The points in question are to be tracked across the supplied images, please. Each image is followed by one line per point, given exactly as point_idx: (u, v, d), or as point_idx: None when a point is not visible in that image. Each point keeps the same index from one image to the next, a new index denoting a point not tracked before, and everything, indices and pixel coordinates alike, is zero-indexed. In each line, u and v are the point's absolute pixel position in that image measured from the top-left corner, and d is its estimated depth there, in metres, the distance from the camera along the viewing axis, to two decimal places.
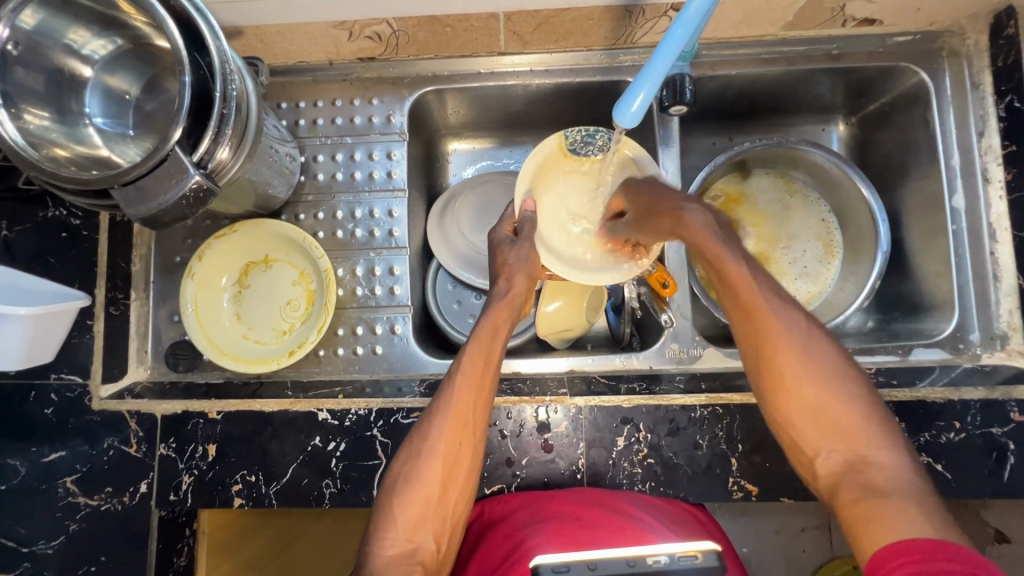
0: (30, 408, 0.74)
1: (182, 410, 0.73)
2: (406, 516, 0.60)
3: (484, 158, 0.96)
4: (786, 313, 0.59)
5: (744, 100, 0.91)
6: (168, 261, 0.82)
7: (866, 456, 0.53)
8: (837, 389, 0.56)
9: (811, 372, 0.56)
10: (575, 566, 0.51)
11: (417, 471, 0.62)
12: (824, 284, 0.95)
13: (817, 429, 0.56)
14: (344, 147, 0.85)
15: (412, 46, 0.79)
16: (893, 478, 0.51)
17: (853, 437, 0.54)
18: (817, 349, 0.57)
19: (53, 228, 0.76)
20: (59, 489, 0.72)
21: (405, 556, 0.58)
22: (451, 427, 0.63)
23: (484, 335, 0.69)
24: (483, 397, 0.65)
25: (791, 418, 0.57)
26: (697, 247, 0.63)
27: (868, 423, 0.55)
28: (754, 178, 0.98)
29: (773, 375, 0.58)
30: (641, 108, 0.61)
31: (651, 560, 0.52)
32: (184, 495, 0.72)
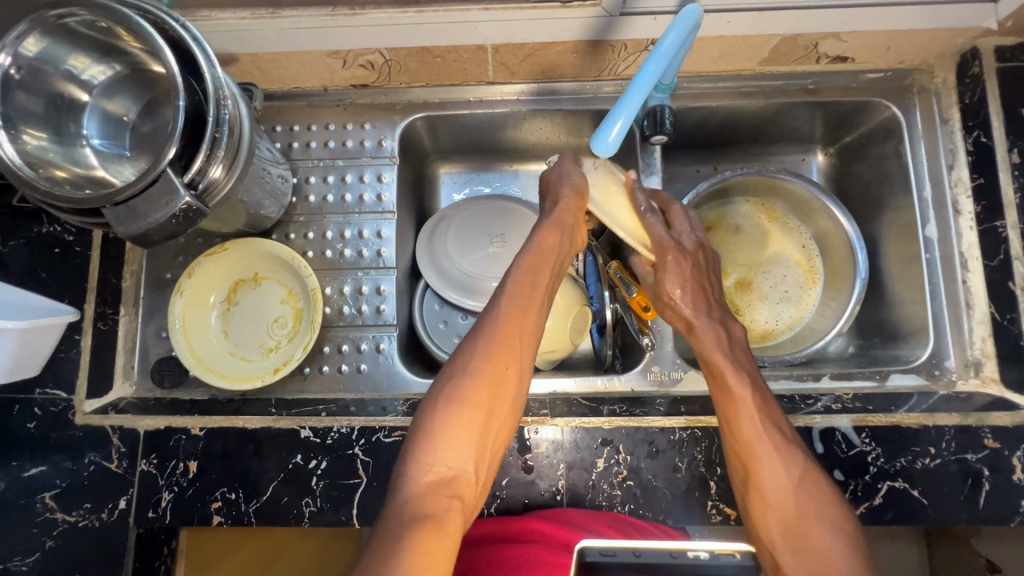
0: (14, 422, 0.74)
1: (165, 426, 0.73)
2: (448, 441, 0.59)
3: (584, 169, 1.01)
4: (789, 450, 0.62)
5: (725, 130, 0.94)
6: (158, 277, 0.83)
7: (835, 568, 0.56)
8: (828, 527, 0.58)
9: (809, 520, 0.59)
10: (622, 552, 0.58)
11: (460, 390, 0.61)
12: (806, 309, 0.97)
13: (791, 538, 0.59)
14: (336, 170, 0.87)
15: (403, 75, 0.82)
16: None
17: (825, 550, 0.57)
18: (816, 498, 0.60)
19: (46, 244, 0.78)
20: (37, 504, 0.72)
21: (441, 485, 0.58)
22: (499, 344, 0.64)
23: (531, 257, 0.71)
24: (531, 314, 0.68)
25: (765, 520, 0.60)
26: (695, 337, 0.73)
27: (838, 531, 0.58)
28: (736, 204, 1.01)
29: (751, 472, 0.62)
30: (619, 137, 0.64)
31: (693, 555, 0.58)
32: (163, 512, 0.72)
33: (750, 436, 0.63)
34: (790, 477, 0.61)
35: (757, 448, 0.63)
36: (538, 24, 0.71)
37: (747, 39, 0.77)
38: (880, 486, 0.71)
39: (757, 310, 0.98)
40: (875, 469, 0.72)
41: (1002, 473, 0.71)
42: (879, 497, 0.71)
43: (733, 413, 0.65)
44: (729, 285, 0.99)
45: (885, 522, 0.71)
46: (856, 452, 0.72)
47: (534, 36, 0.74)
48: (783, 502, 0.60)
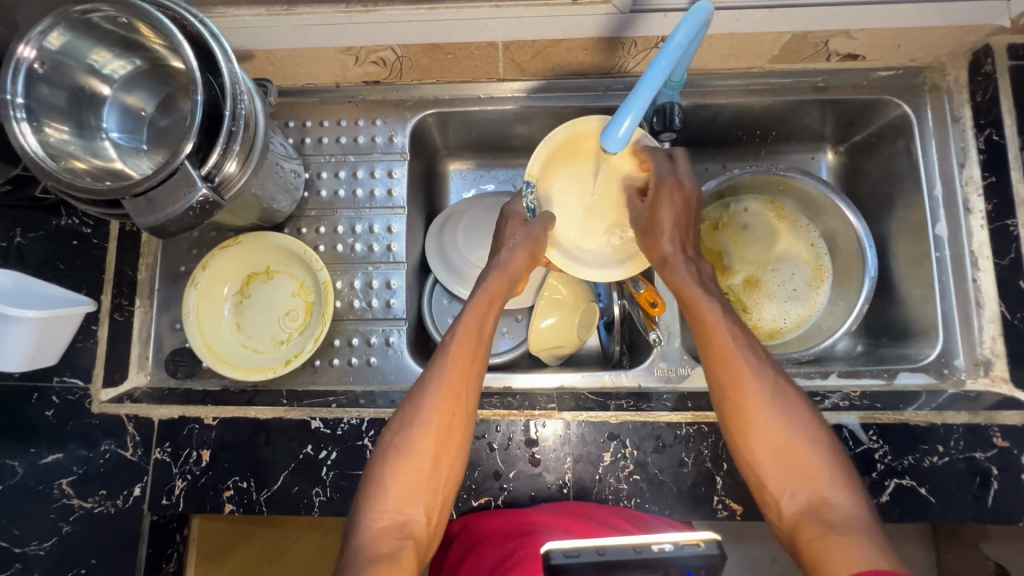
0: (32, 409, 0.75)
1: (179, 415, 0.75)
2: (398, 489, 0.62)
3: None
4: (761, 365, 0.66)
5: (735, 127, 0.95)
6: (173, 270, 0.84)
7: (824, 497, 0.59)
8: (802, 437, 0.63)
9: (784, 432, 0.63)
10: (585, 552, 0.56)
11: (408, 440, 0.63)
12: (813, 307, 0.98)
13: (783, 473, 0.62)
14: (348, 165, 0.88)
15: (415, 71, 0.83)
16: (846, 513, 0.58)
17: (812, 480, 0.61)
18: (789, 410, 0.64)
19: (65, 236, 0.79)
20: (55, 490, 0.74)
21: (393, 530, 0.60)
22: (444, 395, 0.65)
23: (479, 304, 0.71)
24: (478, 364, 0.68)
25: (757, 460, 0.63)
26: (679, 292, 0.72)
27: (825, 462, 0.61)
28: (745, 203, 1.02)
29: (739, 416, 0.65)
30: (628, 134, 0.64)
31: (656, 548, 0.55)
32: (177, 499, 0.73)
33: (743, 378, 0.65)
34: (764, 393, 0.64)
35: (746, 392, 0.65)
36: (549, 22, 0.72)
37: (757, 37, 0.77)
38: (887, 484, 0.71)
39: (764, 308, 0.99)
40: (882, 466, 0.71)
41: (1011, 472, 0.70)
42: (886, 494, 0.71)
43: (710, 338, 0.68)
44: (737, 283, 1.00)
45: (891, 519, 0.70)
46: (863, 450, 0.72)
47: (545, 33, 0.74)
48: (760, 419, 0.63)
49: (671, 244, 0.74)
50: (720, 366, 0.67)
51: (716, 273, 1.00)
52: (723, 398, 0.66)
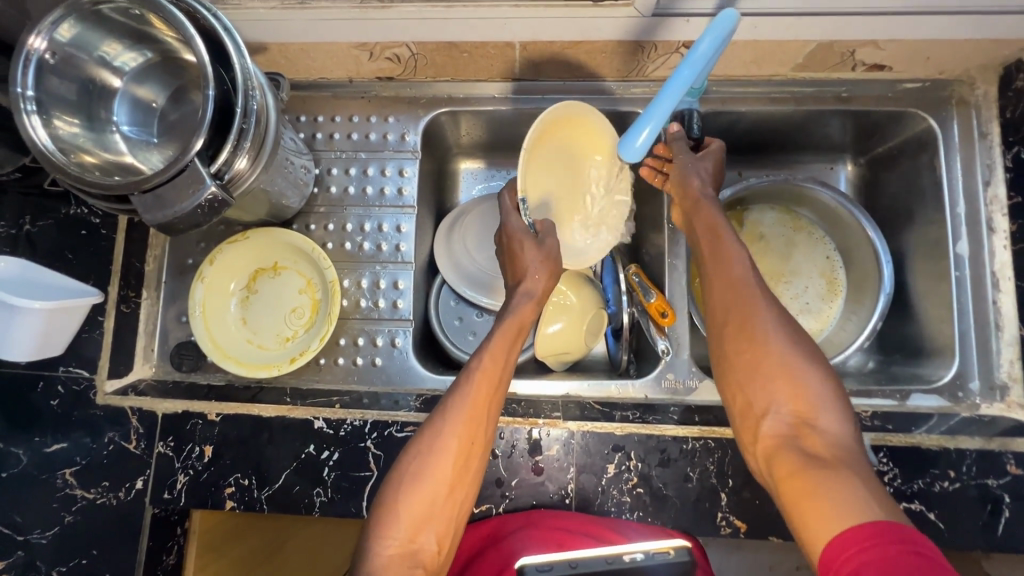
0: (38, 398, 0.75)
1: (182, 410, 0.74)
2: (410, 517, 0.60)
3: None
4: (771, 305, 0.63)
5: (754, 135, 0.93)
6: (181, 262, 0.84)
7: (812, 422, 0.57)
8: (803, 369, 0.59)
9: (790, 369, 0.59)
10: None
11: (426, 467, 0.62)
12: (826, 321, 0.97)
13: (773, 394, 0.59)
14: (358, 162, 0.87)
15: (429, 69, 0.82)
16: (833, 442, 0.55)
17: (807, 406, 0.58)
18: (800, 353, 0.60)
19: (73, 225, 0.79)
20: (58, 480, 0.74)
21: (404, 558, 0.58)
22: (465, 425, 0.63)
23: (503, 335, 0.70)
24: (498, 395, 0.66)
25: (749, 381, 0.61)
26: (706, 229, 0.72)
27: (829, 397, 0.58)
28: (760, 212, 1.01)
29: (743, 338, 0.63)
30: (646, 143, 0.65)
31: None
32: (178, 493, 0.73)
33: (752, 304, 0.63)
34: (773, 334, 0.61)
35: (752, 316, 0.63)
36: (568, 23, 0.70)
37: (782, 45, 0.75)
38: None
39: None
40: (891, 489, 0.70)
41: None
42: None
43: (722, 264, 0.68)
44: None
45: None
46: (873, 472, 0.70)
47: (564, 35, 0.73)
48: (762, 353, 0.61)
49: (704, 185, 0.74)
50: (727, 280, 0.66)
51: None
52: (727, 324, 0.64)
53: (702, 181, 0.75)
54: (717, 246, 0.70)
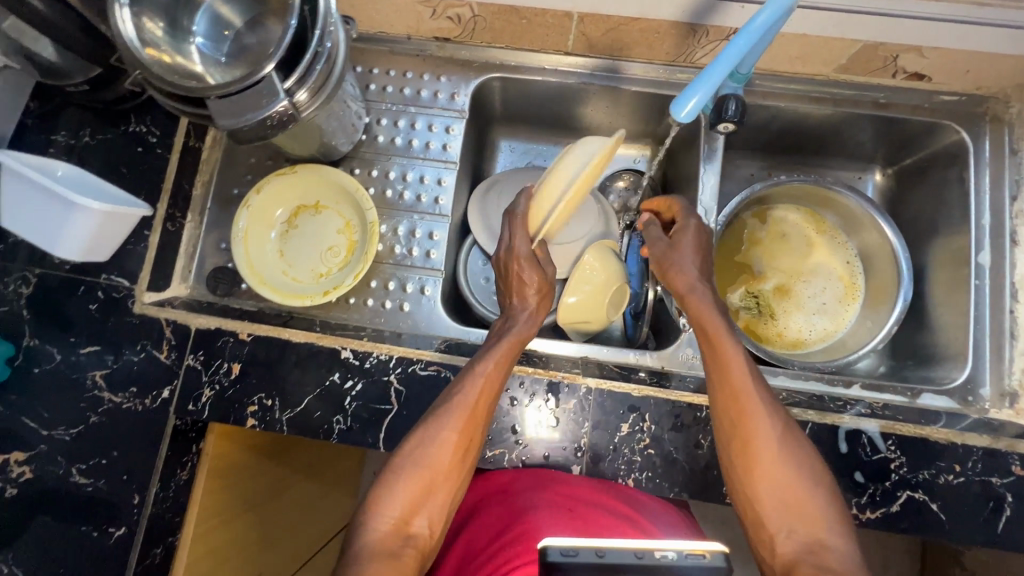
0: (77, 300, 0.78)
1: (215, 326, 0.77)
2: (407, 496, 0.63)
3: (644, 159, 1.03)
4: (769, 402, 0.66)
5: (788, 134, 0.96)
6: (227, 192, 0.88)
7: (822, 539, 0.59)
8: (803, 480, 0.62)
9: (786, 471, 0.63)
10: (584, 552, 0.47)
11: (427, 453, 0.65)
12: (841, 324, 0.99)
13: (785, 512, 0.61)
14: (407, 116, 0.90)
15: (487, 33, 0.86)
16: (845, 561, 0.58)
17: (815, 523, 0.60)
18: (793, 454, 0.64)
19: (131, 142, 0.82)
20: (88, 381, 0.76)
21: (394, 537, 0.61)
22: (460, 422, 0.66)
23: (494, 372, 0.69)
24: (486, 410, 0.68)
25: (756, 489, 0.63)
26: (701, 324, 0.71)
27: (829, 510, 0.61)
28: (786, 213, 1.04)
29: (747, 450, 0.64)
30: (695, 109, 0.65)
31: (659, 554, 0.47)
32: (202, 406, 0.75)
33: (754, 418, 0.64)
34: (774, 438, 0.64)
35: (757, 429, 0.64)
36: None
37: (828, 43, 0.79)
38: (899, 494, 0.71)
39: (791, 318, 1.00)
40: (896, 477, 0.71)
41: None
42: (897, 505, 0.70)
43: (722, 368, 0.67)
44: (768, 288, 1.01)
45: (899, 530, 0.70)
46: (880, 458, 0.72)
47: (622, 9, 0.77)
48: (762, 454, 0.64)
49: (692, 276, 0.75)
50: (730, 391, 0.66)
51: (749, 276, 1.02)
52: (731, 433, 0.66)
53: (699, 244, 0.77)
54: (716, 348, 0.69)
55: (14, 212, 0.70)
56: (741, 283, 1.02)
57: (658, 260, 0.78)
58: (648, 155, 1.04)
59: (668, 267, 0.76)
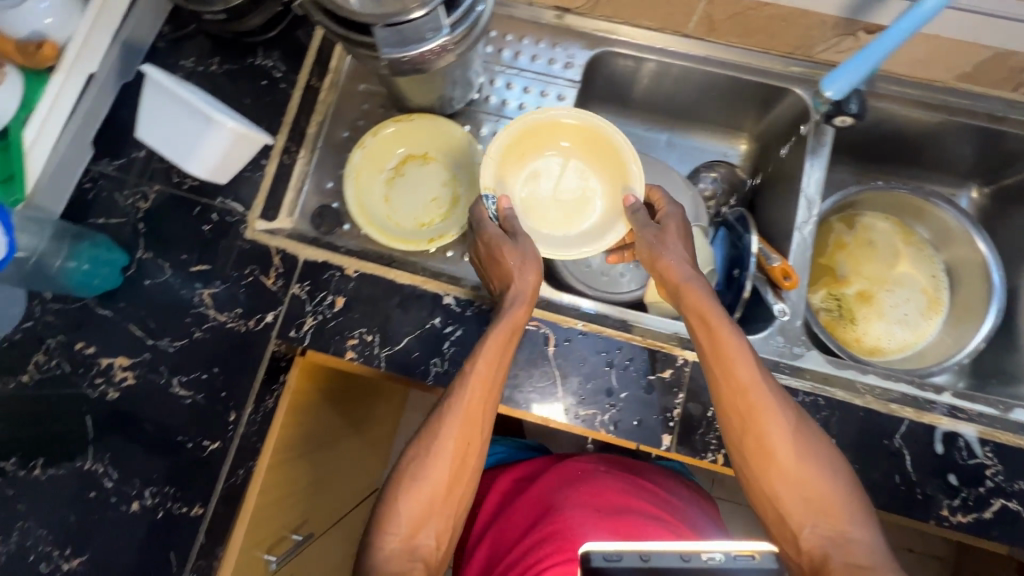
0: (192, 219, 0.80)
1: (324, 259, 0.78)
2: (411, 513, 0.65)
3: (736, 152, 1.04)
4: (779, 395, 0.66)
5: (890, 141, 0.96)
6: (337, 135, 0.90)
7: (845, 531, 0.61)
8: (822, 473, 0.63)
9: (801, 466, 0.63)
10: (628, 556, 0.49)
11: (424, 468, 0.66)
12: (921, 336, 0.98)
13: (804, 506, 0.62)
14: (520, 80, 0.92)
15: (611, 6, 0.87)
16: (870, 552, 0.59)
17: (836, 515, 0.61)
18: (807, 448, 0.64)
19: (258, 74, 0.84)
20: (195, 298, 0.78)
21: (405, 553, 0.64)
22: (464, 424, 0.67)
23: (490, 366, 0.68)
24: (489, 404, 0.68)
25: (773, 486, 0.64)
26: (701, 315, 0.69)
27: (849, 501, 0.62)
28: (874, 220, 1.03)
29: (760, 449, 0.64)
30: (849, 82, 0.76)
31: (705, 556, 0.49)
32: (304, 334, 0.76)
33: (764, 413, 0.64)
34: (787, 432, 0.64)
35: (770, 426, 0.64)
36: None
37: (957, 48, 0.79)
38: (993, 501, 0.70)
39: (872, 325, 0.99)
40: (990, 483, 0.71)
41: None
42: (989, 511, 0.70)
43: (727, 366, 0.66)
44: (850, 293, 1.01)
45: (989, 536, 0.70)
46: (976, 462, 0.71)
47: None
48: (775, 456, 0.64)
49: (687, 270, 0.73)
50: (737, 388, 0.66)
51: (831, 280, 1.02)
52: (742, 431, 0.66)
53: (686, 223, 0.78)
54: (717, 341, 0.67)
55: (151, 123, 0.73)
56: (822, 285, 1.01)
57: (648, 252, 0.76)
58: (743, 148, 1.04)
59: (659, 257, 0.74)
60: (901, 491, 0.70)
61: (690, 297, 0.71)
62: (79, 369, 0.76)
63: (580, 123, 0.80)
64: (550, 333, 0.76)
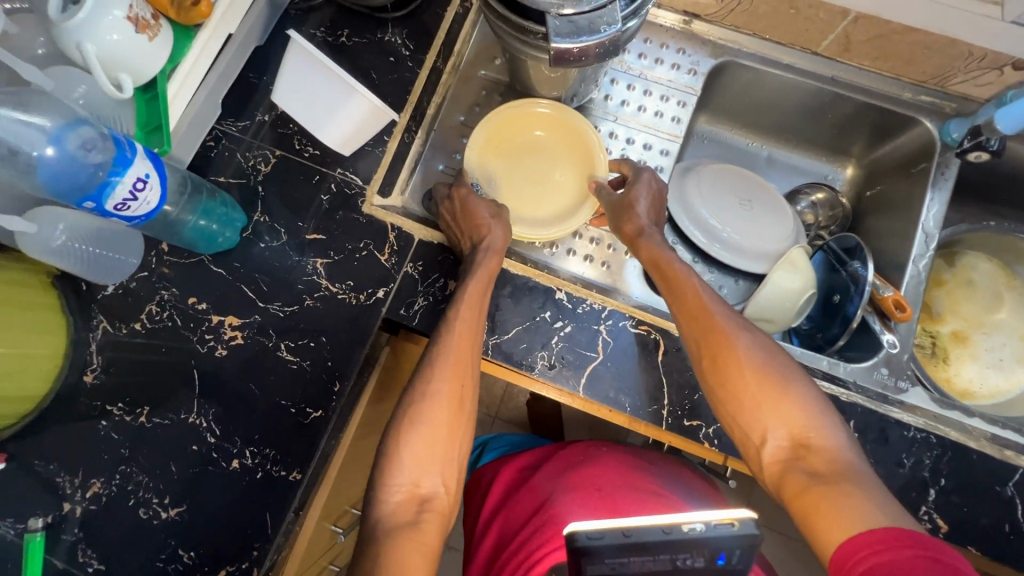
0: (311, 188, 0.81)
1: (439, 242, 0.79)
2: (411, 460, 0.65)
3: (840, 176, 1.02)
4: (731, 319, 0.68)
5: (1006, 182, 0.94)
6: (451, 117, 0.91)
7: (809, 440, 0.61)
8: (779, 385, 0.64)
9: (765, 386, 0.64)
10: (609, 533, 0.52)
11: (422, 414, 0.67)
12: (1016, 384, 0.95)
13: (769, 420, 0.63)
14: (642, 82, 0.94)
15: (744, 17, 0.87)
16: (833, 457, 0.59)
17: (795, 422, 0.62)
18: (768, 366, 0.65)
19: (387, 50, 0.85)
20: (308, 266, 0.79)
21: (412, 504, 0.64)
22: (452, 368, 0.68)
23: (466, 303, 0.71)
24: (470, 341, 0.70)
25: (743, 412, 0.65)
26: (657, 264, 0.75)
27: (812, 411, 0.63)
28: (977, 260, 1.01)
29: (727, 379, 0.66)
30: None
31: (687, 528, 0.52)
32: (414, 313, 0.77)
33: (724, 341, 0.66)
34: (748, 355, 0.66)
35: (729, 352, 0.66)
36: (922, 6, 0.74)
37: None
38: None
39: (964, 366, 0.96)
40: None
41: None
42: None
43: (686, 306, 0.70)
44: (944, 331, 0.98)
45: None
46: None
47: (908, 18, 0.76)
48: (741, 384, 0.65)
49: (641, 220, 0.78)
50: (694, 323, 0.69)
51: (925, 315, 0.99)
52: (707, 364, 0.68)
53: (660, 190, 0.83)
54: (672, 281, 0.73)
55: (291, 88, 0.75)
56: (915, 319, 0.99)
57: (614, 211, 0.80)
58: (848, 173, 1.02)
59: (626, 219, 0.78)
60: (1008, 539, 0.69)
61: (647, 247, 0.76)
62: (190, 324, 0.77)
63: (553, 113, 0.88)
64: (661, 340, 0.75)
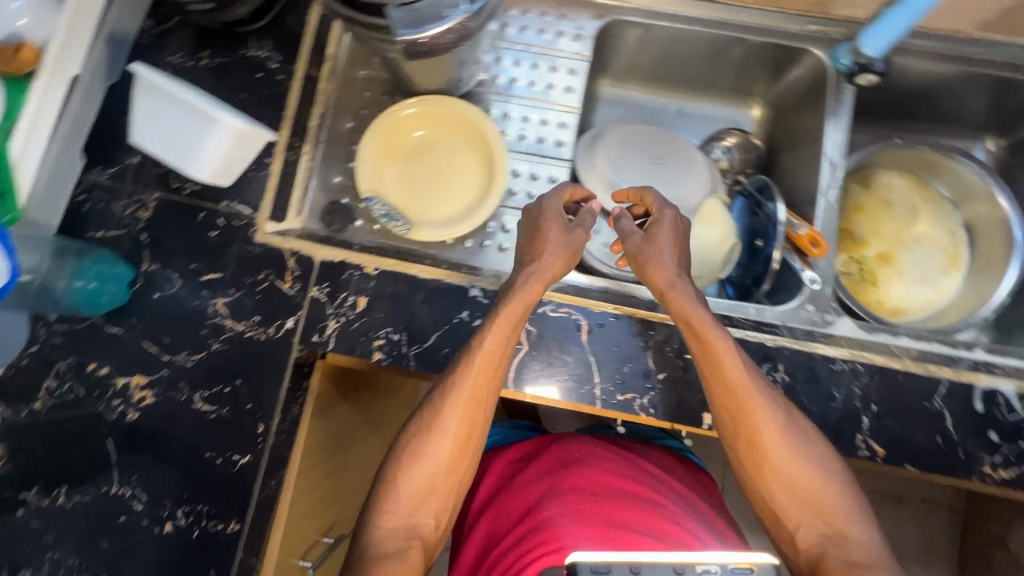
0: (197, 226, 0.76)
1: (341, 259, 0.75)
2: (409, 492, 0.63)
3: (746, 119, 1.01)
4: (768, 391, 0.65)
5: (905, 98, 0.95)
6: (340, 125, 0.87)
7: (842, 530, 0.60)
8: (813, 472, 0.62)
9: (796, 463, 0.62)
10: (615, 569, 0.48)
11: (422, 463, 0.64)
12: (943, 294, 0.97)
13: (799, 509, 0.62)
14: (530, 56, 0.91)
15: None
16: (864, 548, 0.58)
17: (833, 514, 0.61)
18: (802, 448, 0.63)
19: (253, 65, 0.80)
20: (209, 308, 0.74)
21: (404, 530, 0.62)
22: (465, 406, 0.65)
23: (472, 372, 0.65)
24: (482, 406, 0.66)
25: (771, 490, 0.63)
26: (687, 320, 0.67)
27: (844, 499, 0.61)
28: (891, 179, 1.01)
29: (756, 450, 0.63)
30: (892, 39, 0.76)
31: (701, 569, 0.48)
32: (328, 337, 0.74)
33: (756, 412, 0.63)
34: (780, 431, 0.63)
35: (761, 423, 0.63)
36: None
37: None
38: None
39: (893, 286, 0.97)
40: None
41: None
42: None
43: (718, 362, 0.65)
44: (869, 255, 0.99)
45: None
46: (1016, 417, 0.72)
47: None
48: (769, 452, 0.63)
49: (673, 265, 0.71)
50: (724, 383, 0.65)
51: (850, 243, 1.00)
52: (735, 430, 0.65)
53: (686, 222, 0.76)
54: (701, 337, 0.66)
55: (150, 126, 0.73)
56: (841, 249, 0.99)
57: (634, 254, 0.74)
58: (755, 114, 1.01)
59: (648, 258, 0.72)
60: (943, 451, 0.71)
61: (657, 279, 0.71)
62: (95, 392, 0.73)
63: (424, 108, 0.86)
64: (583, 319, 0.74)
